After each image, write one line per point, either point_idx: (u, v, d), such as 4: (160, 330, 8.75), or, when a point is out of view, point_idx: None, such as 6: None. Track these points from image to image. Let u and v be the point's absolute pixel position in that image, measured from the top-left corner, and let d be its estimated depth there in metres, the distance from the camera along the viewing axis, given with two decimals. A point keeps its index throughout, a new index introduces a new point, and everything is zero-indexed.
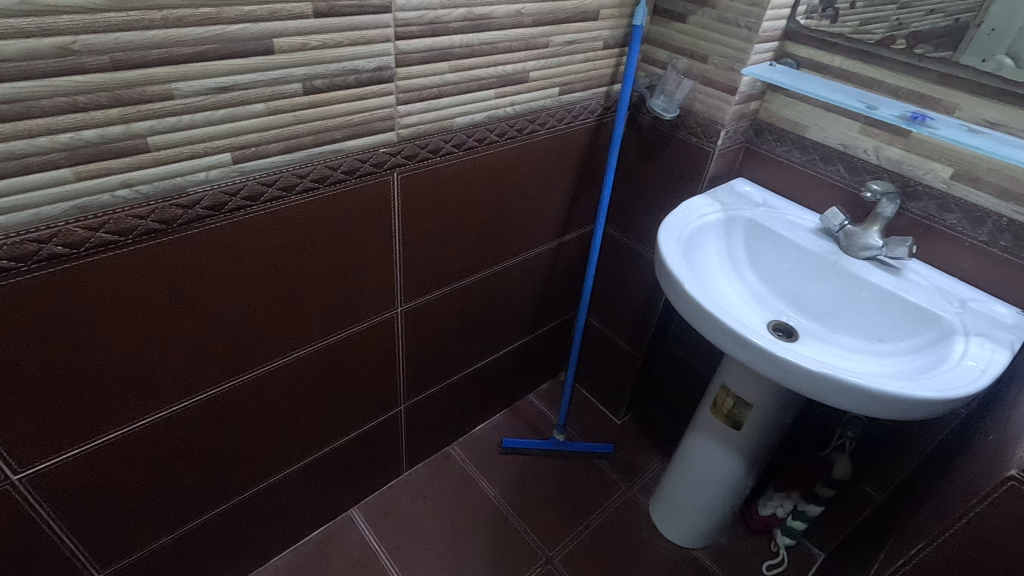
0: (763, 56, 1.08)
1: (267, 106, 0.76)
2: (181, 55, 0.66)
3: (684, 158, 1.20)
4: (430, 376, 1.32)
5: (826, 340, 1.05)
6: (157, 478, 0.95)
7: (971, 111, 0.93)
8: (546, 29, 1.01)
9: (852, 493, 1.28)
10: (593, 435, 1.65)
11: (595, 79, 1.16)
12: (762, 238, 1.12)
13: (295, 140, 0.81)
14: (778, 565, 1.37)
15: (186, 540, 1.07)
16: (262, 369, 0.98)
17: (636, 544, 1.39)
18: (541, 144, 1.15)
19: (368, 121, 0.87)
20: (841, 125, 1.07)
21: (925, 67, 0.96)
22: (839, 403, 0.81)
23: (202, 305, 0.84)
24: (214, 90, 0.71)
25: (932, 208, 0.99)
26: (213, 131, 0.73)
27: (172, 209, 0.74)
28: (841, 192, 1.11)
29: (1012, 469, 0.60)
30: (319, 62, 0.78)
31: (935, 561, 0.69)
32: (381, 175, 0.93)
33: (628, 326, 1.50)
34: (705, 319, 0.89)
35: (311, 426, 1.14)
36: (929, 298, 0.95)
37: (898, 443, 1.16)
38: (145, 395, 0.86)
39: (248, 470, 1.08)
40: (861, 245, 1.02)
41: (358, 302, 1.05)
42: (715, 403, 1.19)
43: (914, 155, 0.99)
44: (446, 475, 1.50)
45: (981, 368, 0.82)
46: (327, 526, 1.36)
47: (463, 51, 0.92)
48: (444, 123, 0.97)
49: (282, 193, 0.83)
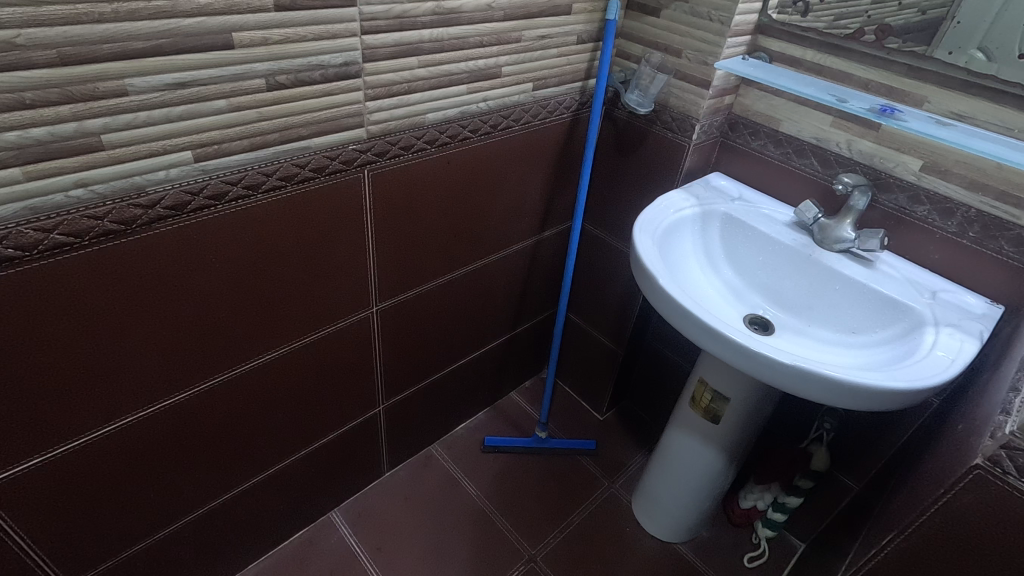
0: (736, 50, 1.08)
1: (229, 102, 0.74)
2: (136, 50, 0.64)
3: (660, 153, 1.20)
4: (409, 377, 1.31)
5: (801, 333, 1.06)
6: (124, 486, 0.93)
7: (939, 104, 0.94)
8: (517, 23, 1.00)
9: (831, 484, 1.29)
10: (576, 431, 1.65)
11: (569, 75, 1.15)
12: (737, 233, 1.12)
13: (260, 137, 0.79)
14: (760, 556, 1.38)
15: (158, 548, 1.04)
16: (232, 372, 0.96)
17: (619, 540, 1.39)
18: (516, 140, 1.14)
19: (336, 118, 0.86)
20: (815, 119, 1.07)
21: (894, 60, 0.96)
22: (813, 395, 0.81)
23: (167, 308, 0.82)
24: (171, 86, 0.68)
25: (903, 200, 1.00)
26: (171, 128, 0.71)
27: (130, 210, 0.72)
28: (814, 186, 1.11)
29: (978, 458, 0.61)
30: (283, 58, 0.76)
31: (905, 550, 0.69)
32: (351, 173, 0.92)
33: (608, 323, 1.50)
34: (680, 315, 0.89)
35: (287, 429, 1.12)
36: (901, 290, 0.96)
37: (874, 434, 1.17)
38: (110, 401, 0.84)
39: (221, 474, 1.06)
40: (834, 238, 1.02)
41: (333, 303, 1.03)
42: (694, 398, 1.19)
43: (885, 149, 1.00)
44: (428, 475, 1.49)
45: (951, 358, 0.83)
46: (306, 530, 1.35)
47: (433, 46, 0.91)
48: (416, 120, 0.96)
49: (248, 192, 0.81)
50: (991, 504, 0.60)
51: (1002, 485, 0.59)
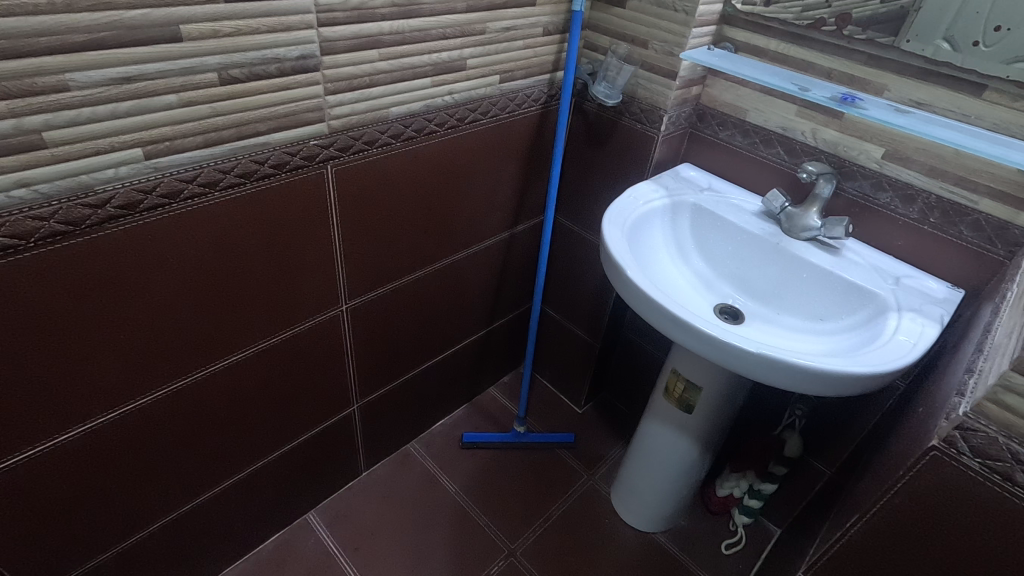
0: (701, 41, 1.08)
1: (180, 97, 0.72)
2: (75, 43, 0.62)
3: (630, 145, 1.20)
4: (383, 375, 1.30)
5: (770, 321, 1.07)
6: (84, 494, 0.90)
7: (899, 92, 0.95)
8: (481, 15, 0.99)
9: (804, 469, 1.30)
10: (554, 425, 1.65)
11: (536, 66, 1.15)
12: (706, 223, 1.13)
13: (215, 133, 0.77)
14: (737, 543, 1.39)
15: (126, 557, 1.02)
16: (196, 374, 0.94)
17: (598, 532, 1.40)
18: (484, 133, 1.13)
19: (295, 112, 0.84)
20: (780, 108, 1.08)
21: (855, 49, 0.97)
22: (779, 381, 0.82)
23: (124, 310, 0.80)
24: (117, 80, 0.66)
25: (866, 187, 1.02)
26: (119, 124, 0.69)
27: (78, 209, 0.69)
28: (780, 175, 1.12)
29: (935, 440, 0.61)
30: (237, 51, 0.74)
31: (868, 532, 0.70)
32: (313, 169, 0.90)
33: (583, 316, 1.50)
34: (649, 306, 0.89)
35: (257, 431, 1.10)
36: (865, 277, 0.97)
37: (843, 420, 1.19)
38: (65, 407, 0.81)
39: (188, 480, 1.04)
40: (801, 226, 1.03)
41: (299, 301, 1.01)
42: (667, 387, 1.19)
43: (848, 137, 1.01)
44: (406, 473, 1.48)
45: (912, 342, 0.84)
46: (283, 533, 1.33)
47: (393, 38, 0.89)
48: (379, 113, 0.94)
49: (204, 189, 0.79)
50: (947, 483, 0.61)
51: (957, 465, 0.60)
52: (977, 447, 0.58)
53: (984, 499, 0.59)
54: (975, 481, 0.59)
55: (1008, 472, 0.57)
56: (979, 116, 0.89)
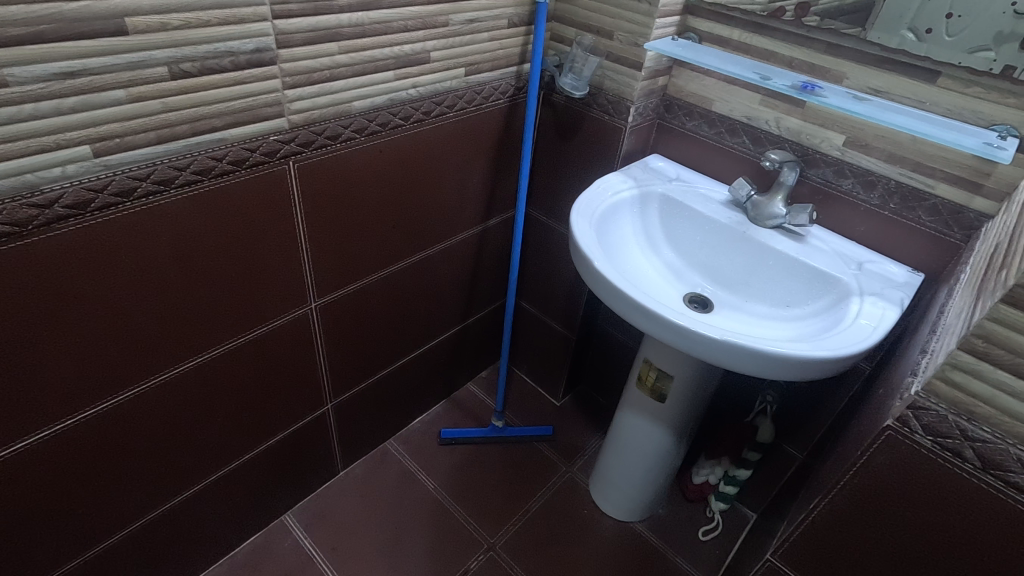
0: (665, 31, 1.08)
1: (128, 93, 0.70)
2: (12, 36, 0.60)
3: (598, 136, 1.20)
4: (356, 372, 1.28)
5: (738, 309, 1.08)
6: (43, 504, 0.88)
7: (857, 80, 0.96)
8: (443, 7, 0.98)
9: (777, 454, 1.32)
10: (533, 418, 1.65)
11: (502, 59, 1.14)
12: (675, 213, 1.13)
13: (168, 130, 0.75)
14: (714, 529, 1.41)
15: (93, 565, 1.00)
16: (159, 378, 0.92)
17: (577, 523, 1.40)
18: (451, 126, 1.12)
19: (253, 107, 0.82)
20: (744, 98, 1.09)
21: (815, 38, 0.98)
22: (743, 367, 0.83)
23: (76, 313, 0.77)
24: (60, 76, 0.64)
25: (829, 174, 1.03)
26: (64, 121, 0.67)
27: (24, 210, 0.67)
28: (747, 164, 1.13)
29: (890, 419, 0.63)
30: (186, 44, 0.72)
31: (831, 512, 0.71)
32: (275, 165, 0.88)
33: (558, 308, 1.50)
34: (616, 297, 0.90)
35: (225, 433, 1.08)
36: (829, 262, 0.99)
37: (813, 405, 1.21)
38: (20, 415, 0.79)
39: (154, 486, 1.01)
40: (767, 214, 1.04)
41: (264, 300, 0.99)
42: (640, 377, 1.20)
43: (811, 125, 1.03)
44: (383, 472, 1.47)
45: (873, 326, 0.85)
46: (258, 535, 1.31)
47: (353, 31, 0.88)
48: (341, 108, 0.93)
49: (159, 187, 0.77)
50: (902, 461, 0.63)
51: (910, 443, 0.61)
52: (928, 425, 0.60)
53: (937, 476, 0.61)
54: (928, 458, 0.61)
55: (958, 448, 0.59)
56: (934, 103, 0.90)
